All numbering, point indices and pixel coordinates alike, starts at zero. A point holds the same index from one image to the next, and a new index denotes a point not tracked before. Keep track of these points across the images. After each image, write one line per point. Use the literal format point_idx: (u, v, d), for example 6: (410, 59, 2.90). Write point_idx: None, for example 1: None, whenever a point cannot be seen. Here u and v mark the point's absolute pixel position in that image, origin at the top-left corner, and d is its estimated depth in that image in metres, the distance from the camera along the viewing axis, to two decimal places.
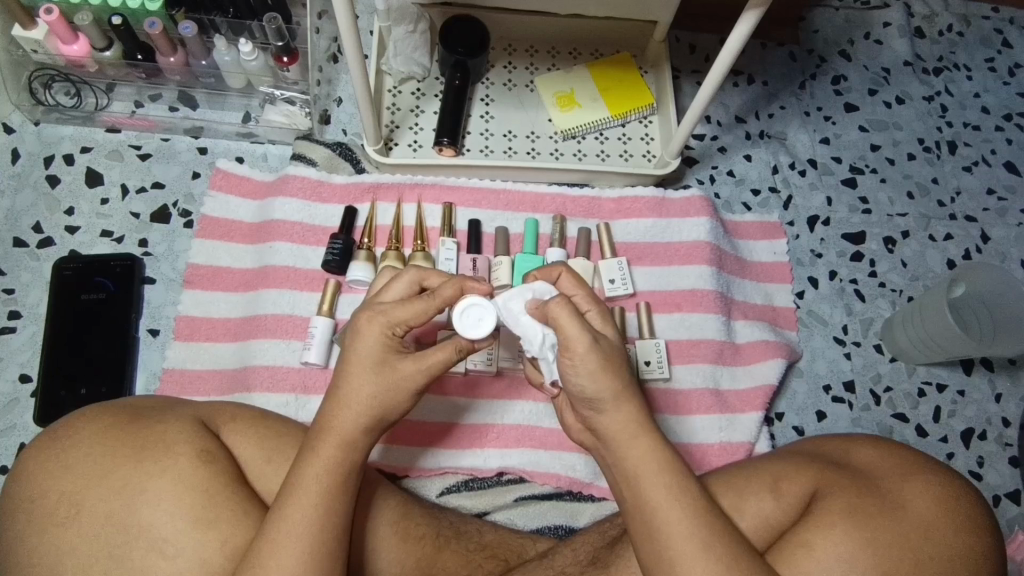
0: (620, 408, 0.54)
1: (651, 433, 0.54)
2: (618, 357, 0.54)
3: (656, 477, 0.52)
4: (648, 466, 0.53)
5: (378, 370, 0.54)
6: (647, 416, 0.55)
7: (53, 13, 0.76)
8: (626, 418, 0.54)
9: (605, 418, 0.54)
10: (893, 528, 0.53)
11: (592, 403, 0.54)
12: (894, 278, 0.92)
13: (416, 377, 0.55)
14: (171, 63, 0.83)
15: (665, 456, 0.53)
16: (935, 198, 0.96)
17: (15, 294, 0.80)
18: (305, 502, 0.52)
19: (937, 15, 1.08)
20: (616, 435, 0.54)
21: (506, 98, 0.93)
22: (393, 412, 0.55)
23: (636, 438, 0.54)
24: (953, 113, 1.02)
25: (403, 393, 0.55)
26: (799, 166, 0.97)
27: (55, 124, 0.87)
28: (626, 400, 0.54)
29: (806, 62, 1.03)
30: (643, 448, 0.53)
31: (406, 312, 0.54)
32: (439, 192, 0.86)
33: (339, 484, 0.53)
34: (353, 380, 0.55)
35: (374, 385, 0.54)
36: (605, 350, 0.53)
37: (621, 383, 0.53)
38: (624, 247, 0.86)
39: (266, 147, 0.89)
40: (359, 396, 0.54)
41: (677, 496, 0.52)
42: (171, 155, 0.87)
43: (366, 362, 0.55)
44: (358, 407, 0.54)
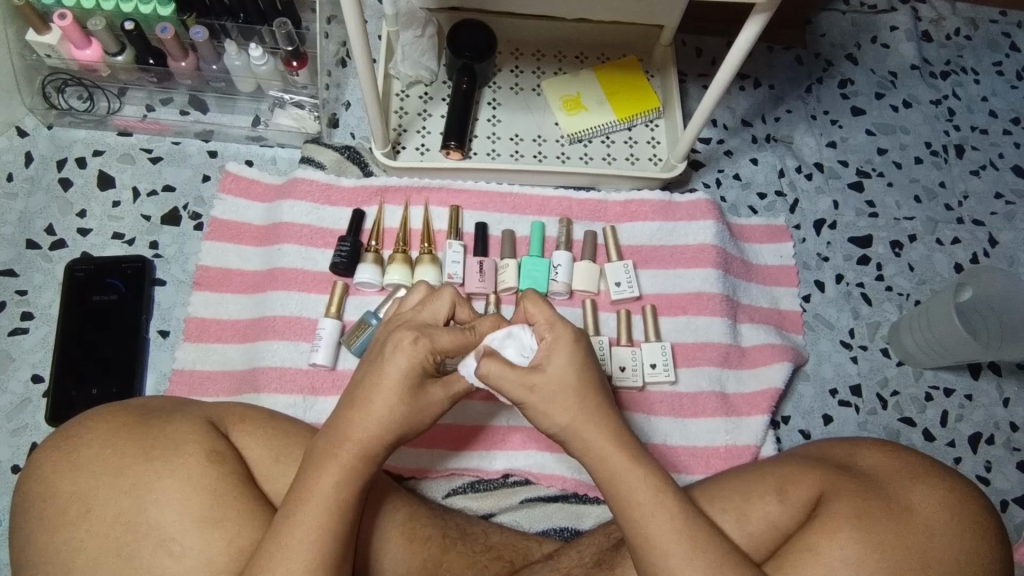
0: (584, 429, 0.54)
1: (626, 449, 0.54)
2: (571, 387, 0.54)
3: (635, 491, 0.53)
4: (623, 481, 0.53)
5: (412, 394, 0.55)
6: (623, 433, 0.55)
7: (66, 19, 0.78)
8: (599, 435, 0.54)
9: (578, 438, 0.55)
10: (896, 532, 0.53)
11: (553, 434, 0.56)
12: (901, 282, 0.91)
13: (442, 403, 0.57)
14: (182, 68, 0.83)
15: (642, 471, 0.53)
16: (941, 202, 0.96)
17: (27, 295, 0.81)
18: (315, 501, 0.52)
19: (944, 19, 1.08)
20: (592, 452, 0.54)
21: (512, 102, 0.93)
22: (407, 425, 0.55)
23: (610, 455, 0.54)
24: (960, 117, 1.02)
25: (422, 416, 0.56)
26: (806, 169, 0.97)
27: (68, 127, 0.88)
28: (595, 420, 0.54)
29: (812, 65, 1.03)
30: (621, 466, 0.54)
31: (453, 341, 0.55)
32: (445, 195, 0.87)
33: (347, 485, 0.53)
34: (375, 396, 0.54)
35: (403, 406, 0.54)
36: (541, 391, 0.53)
37: (571, 414, 0.54)
38: (630, 250, 0.87)
39: (275, 150, 0.90)
40: (385, 415, 0.54)
41: (657, 510, 0.52)
42: (182, 158, 0.88)
43: (396, 383, 0.54)
44: (381, 421, 0.54)
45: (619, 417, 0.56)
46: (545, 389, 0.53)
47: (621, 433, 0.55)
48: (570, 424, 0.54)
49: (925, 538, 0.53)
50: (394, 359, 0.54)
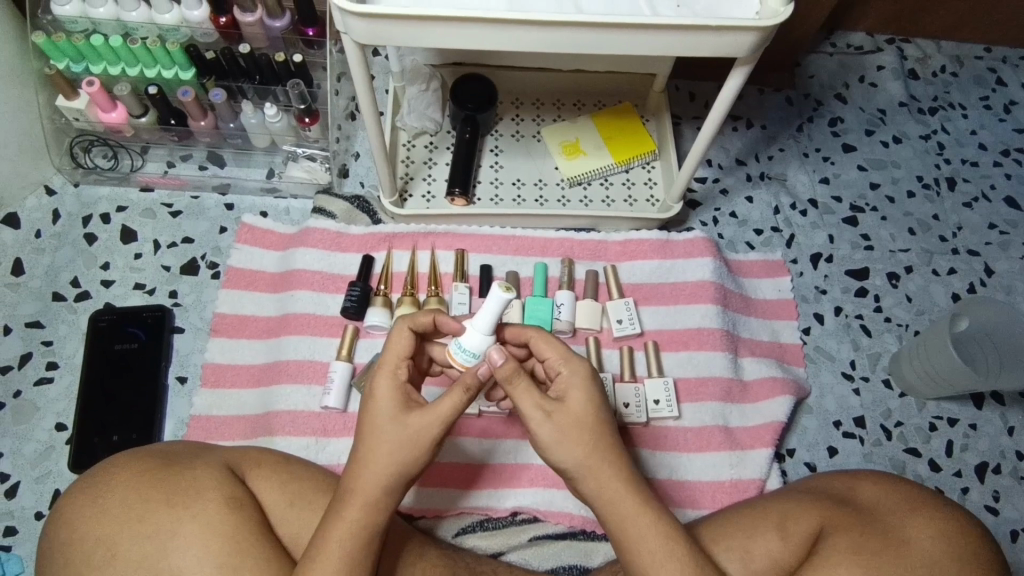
0: (596, 473, 0.56)
1: (634, 494, 0.56)
2: (585, 422, 0.56)
3: (646, 540, 0.55)
4: (632, 531, 0.55)
5: (396, 427, 0.56)
6: (636, 478, 0.57)
7: (94, 85, 0.83)
8: (607, 482, 0.55)
9: (591, 479, 0.56)
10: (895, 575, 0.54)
11: (565, 470, 0.56)
12: (899, 313, 0.93)
13: (432, 428, 0.56)
14: (202, 127, 0.88)
15: (653, 523, 0.55)
16: (936, 234, 0.98)
17: (53, 346, 0.84)
18: (324, 559, 0.54)
19: (929, 58, 1.13)
20: (604, 499, 0.56)
21: (514, 148, 0.98)
22: (416, 466, 0.56)
23: (620, 500, 0.55)
24: (950, 151, 1.05)
25: (424, 444, 0.56)
26: (800, 206, 1.00)
27: (93, 185, 0.92)
28: (606, 463, 0.56)
29: (802, 105, 1.07)
30: (632, 515, 0.55)
31: (394, 351, 0.58)
32: (451, 239, 0.90)
33: (354, 544, 0.54)
34: (373, 441, 0.56)
35: (391, 440, 0.55)
36: (561, 421, 0.55)
37: (588, 450, 0.55)
38: (630, 288, 0.89)
39: (289, 201, 0.94)
40: (380, 455, 0.55)
41: (665, 561, 0.55)
42: (201, 211, 0.92)
43: (383, 417, 0.56)
44: (378, 464, 0.55)
45: (628, 461, 0.57)
46: (566, 419, 0.55)
47: (631, 476, 0.56)
48: (585, 463, 0.55)
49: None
50: (377, 401, 0.57)
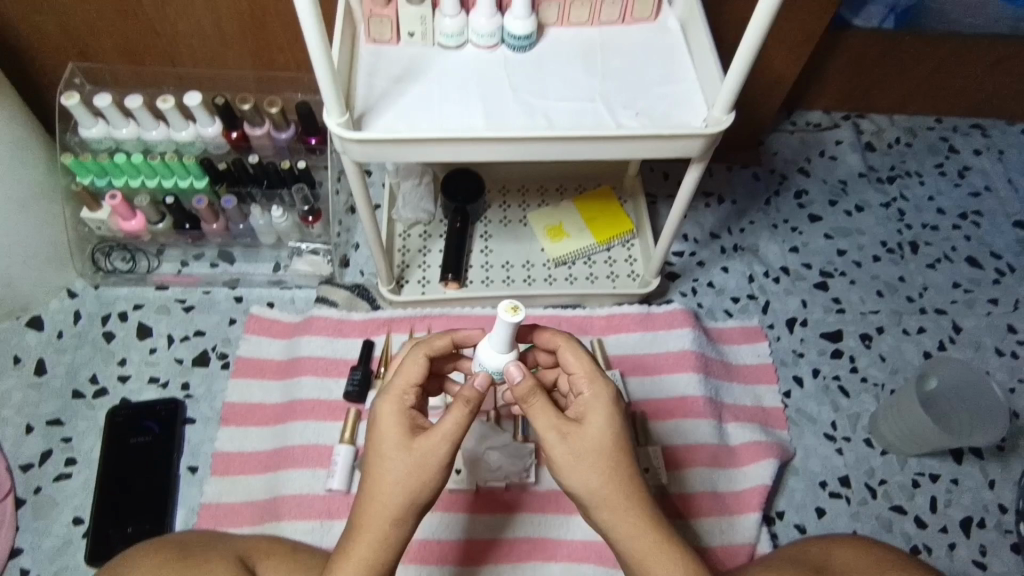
0: (611, 503, 0.58)
1: (649, 525, 0.58)
2: (601, 449, 0.57)
3: (662, 574, 0.57)
4: (647, 561, 0.58)
5: (402, 454, 0.56)
6: (651, 509, 0.59)
7: (116, 198, 0.91)
8: (620, 513, 0.58)
9: (606, 510, 0.58)
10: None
11: (580, 496, 0.59)
12: (875, 373, 0.97)
13: (439, 452, 0.56)
14: (213, 228, 0.95)
15: (669, 555, 0.58)
16: (903, 295, 1.04)
17: (72, 442, 0.89)
18: None
19: (884, 131, 1.22)
20: (616, 530, 0.58)
21: (503, 233, 1.05)
22: (425, 492, 0.56)
23: (636, 532, 0.58)
24: (911, 216, 1.12)
25: (434, 470, 0.56)
26: (773, 274, 1.06)
27: (112, 286, 0.99)
28: (619, 494, 0.58)
29: (768, 180, 1.16)
30: (647, 548, 0.58)
31: (403, 376, 0.59)
32: (447, 321, 0.97)
33: None
34: (381, 469, 0.56)
35: (398, 468, 0.56)
36: (577, 447, 0.57)
37: (603, 478, 0.57)
38: (616, 360, 0.94)
39: (294, 291, 1.00)
40: (389, 482, 0.56)
41: None
42: (211, 305, 0.98)
43: (389, 442, 0.56)
44: (386, 493, 0.56)
45: (640, 487, 0.59)
46: (583, 446, 0.57)
47: (647, 505, 0.58)
48: (600, 493, 0.57)
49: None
50: (384, 430, 0.57)
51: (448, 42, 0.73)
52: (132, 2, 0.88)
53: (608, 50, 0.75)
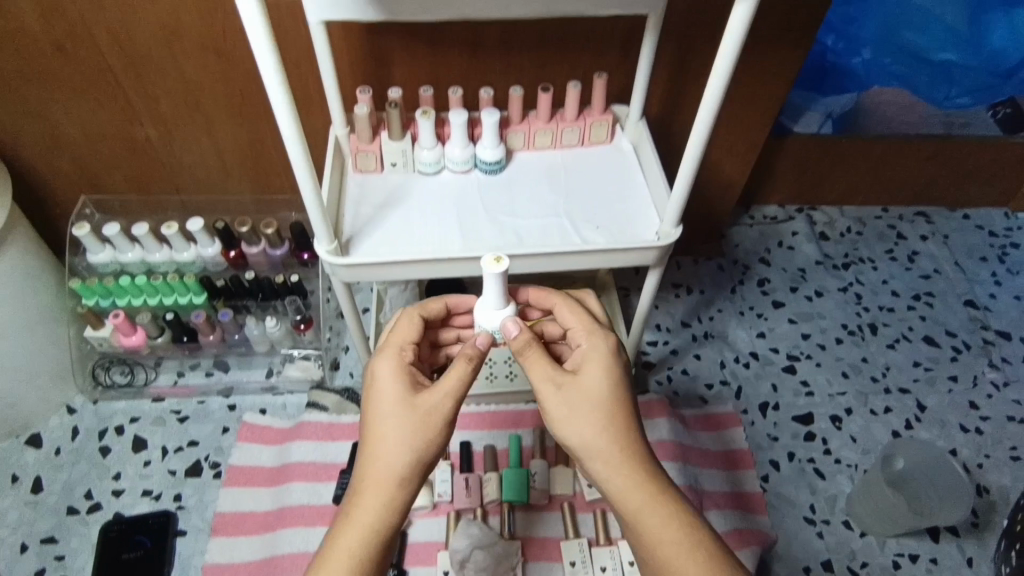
0: (608, 458, 0.58)
1: (649, 483, 0.58)
2: (595, 398, 0.59)
3: (665, 532, 0.57)
4: (647, 518, 0.57)
5: (403, 412, 0.58)
6: (650, 467, 0.59)
7: (120, 316, 0.96)
8: (617, 467, 0.58)
9: (603, 467, 0.58)
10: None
11: (577, 453, 0.59)
12: (847, 453, 1.01)
13: (440, 407, 0.58)
14: (210, 339, 1.00)
15: (670, 511, 0.57)
16: (868, 375, 1.09)
17: (64, 560, 0.89)
18: (335, 563, 0.54)
19: (835, 221, 1.32)
20: (614, 485, 0.58)
21: None
22: (426, 449, 0.57)
23: (635, 488, 0.58)
24: (868, 299, 1.20)
25: (433, 425, 0.58)
26: (743, 359, 1.11)
27: (110, 400, 1.02)
28: (617, 450, 0.58)
29: (733, 270, 1.23)
30: (647, 505, 0.57)
31: (402, 332, 0.64)
32: None
33: (366, 549, 0.55)
34: (381, 427, 0.58)
35: (398, 424, 0.57)
36: (570, 398, 0.59)
37: (599, 427, 0.58)
38: None
39: (285, 396, 1.04)
40: (390, 440, 0.57)
41: (687, 553, 0.56)
42: (205, 414, 1.01)
43: (388, 400, 0.58)
44: (387, 452, 0.57)
45: (638, 443, 0.59)
46: (576, 396, 0.59)
47: (644, 463, 0.59)
48: (596, 447, 0.58)
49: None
50: (382, 384, 0.59)
51: (427, 170, 0.82)
52: (143, 140, 0.98)
53: (571, 171, 0.84)
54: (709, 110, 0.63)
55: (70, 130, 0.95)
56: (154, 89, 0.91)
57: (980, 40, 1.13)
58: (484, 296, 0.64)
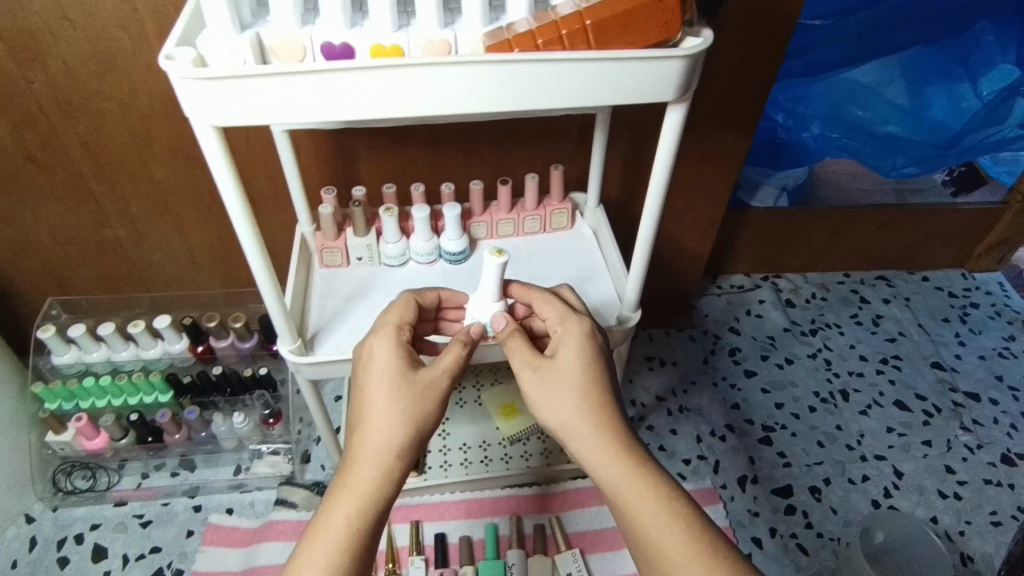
0: (586, 434, 0.59)
1: (628, 457, 0.58)
2: (575, 376, 0.61)
3: (644, 505, 0.56)
4: (626, 492, 0.57)
5: (395, 388, 0.59)
6: (630, 442, 0.59)
7: (80, 419, 0.95)
8: (593, 443, 0.59)
9: (581, 443, 0.59)
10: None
11: (557, 432, 0.61)
12: (829, 526, 1.00)
13: (434, 388, 0.60)
14: (176, 438, 0.98)
15: (650, 485, 0.57)
16: (843, 443, 1.09)
17: None
18: (325, 536, 0.54)
19: (800, 288, 1.35)
20: (590, 461, 0.59)
21: (458, 414, 1.03)
22: (418, 422, 0.59)
23: (614, 461, 0.58)
24: (837, 364, 1.21)
25: (425, 401, 0.59)
26: (719, 431, 1.11)
27: (71, 506, 0.99)
28: (592, 425, 0.59)
29: (703, 340, 1.25)
30: (626, 479, 0.57)
31: (396, 314, 0.65)
32: (407, 510, 0.96)
33: (358, 523, 0.55)
34: (374, 400, 0.59)
35: (391, 397, 0.59)
36: (550, 376, 0.61)
37: (577, 402, 0.60)
38: (576, 537, 0.95)
39: (253, 493, 1.01)
40: (382, 413, 0.58)
41: (667, 523, 0.55)
42: (169, 517, 0.98)
43: (380, 375, 0.60)
44: (379, 425, 0.58)
45: (614, 418, 0.60)
46: (555, 376, 0.61)
47: (622, 439, 0.59)
48: (575, 423, 0.59)
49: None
50: (377, 363, 0.61)
51: (392, 262, 0.83)
52: (112, 241, 0.99)
53: (534, 257, 0.86)
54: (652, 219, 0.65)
55: (40, 234, 0.96)
56: (124, 193, 0.93)
57: (925, 113, 1.15)
58: (482, 289, 0.69)
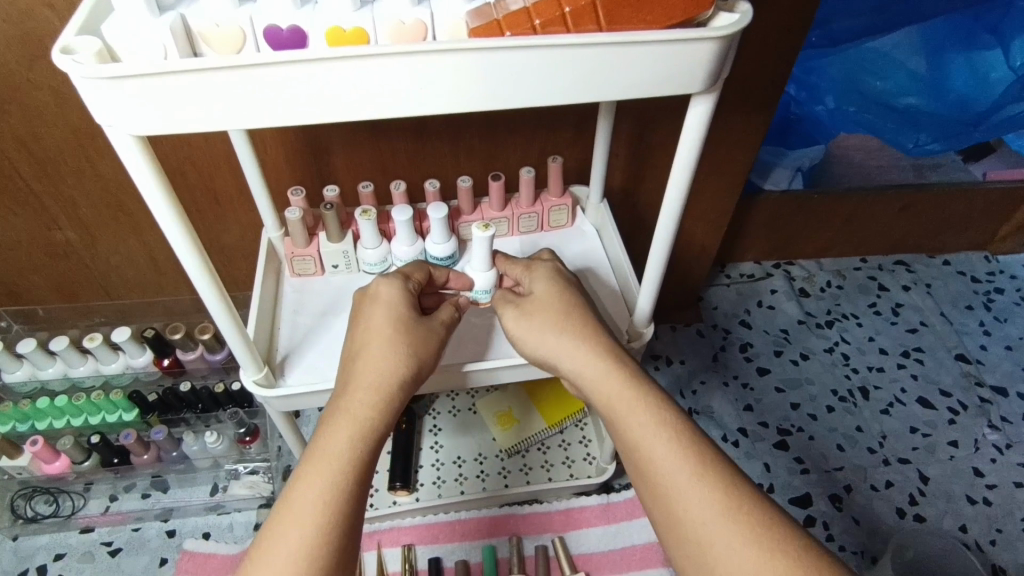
0: (578, 351, 0.58)
1: (619, 371, 0.56)
2: (565, 306, 0.61)
3: (634, 414, 0.54)
4: (617, 405, 0.55)
5: (398, 315, 0.59)
6: (621, 360, 0.58)
7: (38, 443, 0.86)
8: (587, 359, 0.58)
9: (570, 363, 0.58)
10: (821, 559, 0.45)
11: (547, 358, 0.60)
12: (852, 539, 0.93)
13: (435, 330, 0.61)
14: (144, 459, 0.91)
15: (640, 396, 0.55)
16: (864, 446, 1.02)
17: None
18: (320, 449, 0.52)
19: (814, 276, 1.26)
20: (583, 377, 0.58)
21: (452, 424, 0.98)
22: (420, 350, 0.59)
23: (604, 374, 0.56)
24: (856, 359, 1.14)
25: (424, 333, 0.60)
26: (731, 437, 1.04)
27: (32, 534, 0.91)
28: (583, 345, 0.58)
29: (712, 336, 1.17)
30: (616, 389, 0.55)
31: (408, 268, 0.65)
32: (397, 533, 0.88)
33: (357, 438, 0.52)
34: (376, 324, 0.59)
35: (391, 321, 0.59)
36: (539, 310, 0.62)
37: (565, 331, 0.59)
38: (581, 559, 0.87)
39: (232, 515, 0.94)
40: (382, 334, 0.58)
41: (656, 431, 0.52)
42: (140, 544, 0.91)
43: (383, 304, 0.60)
44: (379, 347, 0.57)
45: (611, 342, 0.60)
46: (542, 308, 0.62)
47: (614, 356, 0.58)
48: (563, 344, 0.59)
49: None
50: (382, 295, 0.61)
51: (373, 269, 0.74)
52: (63, 244, 0.89)
53: None
54: (668, 224, 0.57)
55: None
56: (70, 193, 0.83)
57: (945, 82, 1.04)
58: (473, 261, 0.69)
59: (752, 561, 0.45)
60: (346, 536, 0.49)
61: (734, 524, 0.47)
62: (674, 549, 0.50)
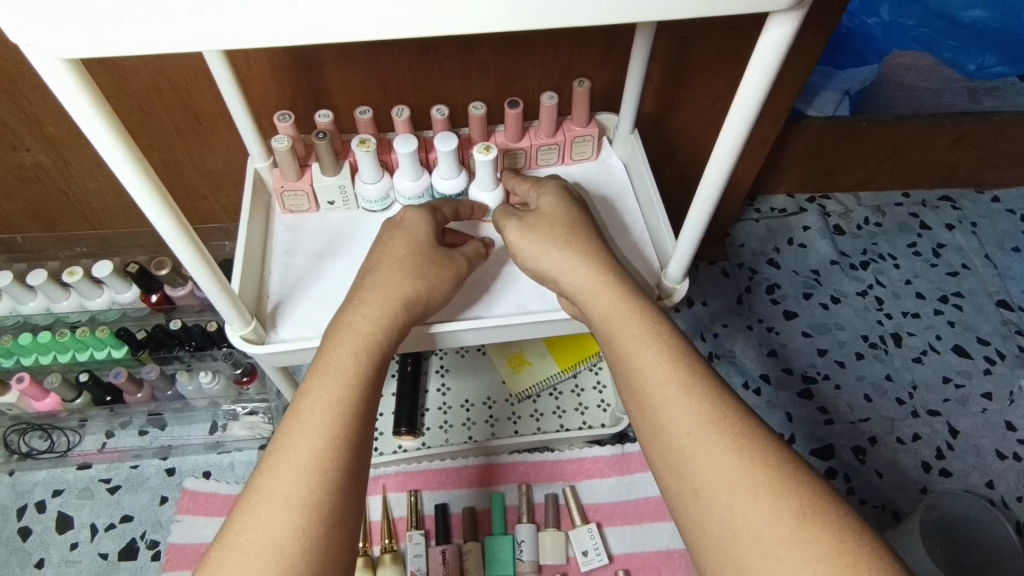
0: (576, 264, 0.52)
1: (618, 283, 0.51)
2: (571, 221, 0.56)
3: (626, 328, 0.49)
4: (613, 316, 0.50)
5: (415, 243, 0.56)
6: (620, 274, 0.52)
7: (24, 381, 0.82)
8: (588, 272, 0.52)
9: (568, 275, 0.52)
10: (804, 474, 0.41)
11: (545, 269, 0.54)
12: (874, 493, 0.90)
13: (455, 262, 0.57)
14: (138, 398, 0.87)
15: (636, 309, 0.50)
16: (893, 397, 0.98)
17: None
18: (330, 367, 0.47)
19: (851, 211, 1.17)
20: (579, 287, 0.52)
21: (460, 366, 0.94)
22: (435, 279, 0.55)
23: (601, 285, 0.51)
24: (889, 304, 1.07)
25: (437, 260, 0.56)
26: (753, 384, 0.99)
27: (29, 470, 0.89)
28: (581, 257, 0.53)
29: (738, 276, 1.09)
30: (614, 301, 0.50)
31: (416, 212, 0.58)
32: (404, 479, 0.86)
33: (366, 357, 0.48)
34: (393, 247, 0.55)
35: (407, 245, 0.55)
36: (543, 224, 0.56)
37: (573, 249, 0.53)
38: (592, 509, 0.84)
39: (232, 455, 0.90)
40: (395, 256, 0.54)
41: (651, 344, 0.48)
42: (140, 482, 0.88)
43: (405, 231, 0.56)
44: (393, 269, 0.53)
45: (613, 258, 0.54)
46: (547, 221, 0.56)
47: (613, 270, 0.52)
48: (561, 257, 0.53)
49: (799, 517, 0.39)
50: (404, 221, 0.57)
51: (374, 207, 0.66)
52: (33, 166, 0.80)
53: None
54: (721, 167, 0.48)
55: None
56: (32, 110, 0.72)
57: None
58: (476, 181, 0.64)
59: (739, 480, 0.41)
60: (352, 451, 0.45)
61: (718, 438, 0.43)
62: (653, 461, 0.46)
